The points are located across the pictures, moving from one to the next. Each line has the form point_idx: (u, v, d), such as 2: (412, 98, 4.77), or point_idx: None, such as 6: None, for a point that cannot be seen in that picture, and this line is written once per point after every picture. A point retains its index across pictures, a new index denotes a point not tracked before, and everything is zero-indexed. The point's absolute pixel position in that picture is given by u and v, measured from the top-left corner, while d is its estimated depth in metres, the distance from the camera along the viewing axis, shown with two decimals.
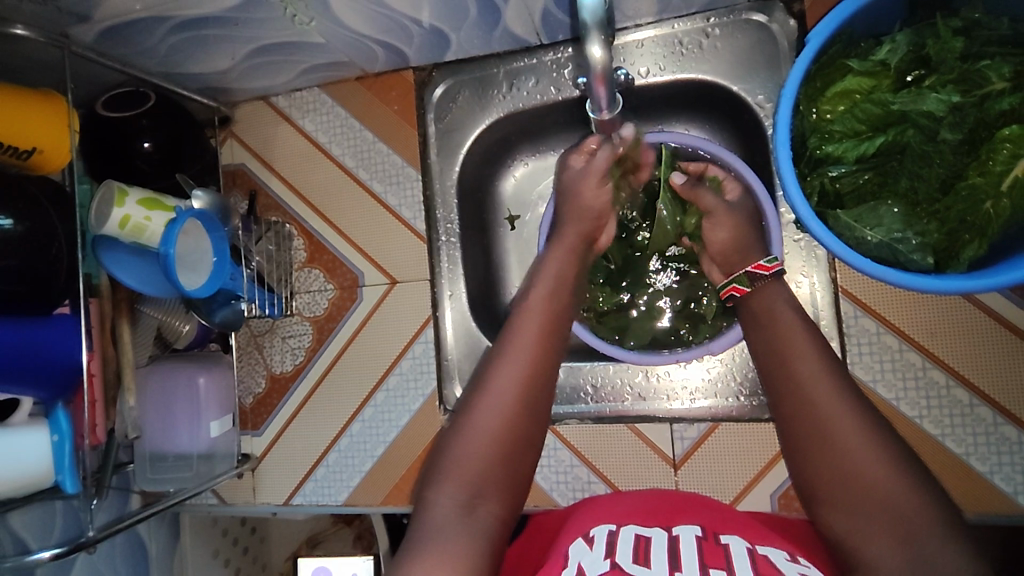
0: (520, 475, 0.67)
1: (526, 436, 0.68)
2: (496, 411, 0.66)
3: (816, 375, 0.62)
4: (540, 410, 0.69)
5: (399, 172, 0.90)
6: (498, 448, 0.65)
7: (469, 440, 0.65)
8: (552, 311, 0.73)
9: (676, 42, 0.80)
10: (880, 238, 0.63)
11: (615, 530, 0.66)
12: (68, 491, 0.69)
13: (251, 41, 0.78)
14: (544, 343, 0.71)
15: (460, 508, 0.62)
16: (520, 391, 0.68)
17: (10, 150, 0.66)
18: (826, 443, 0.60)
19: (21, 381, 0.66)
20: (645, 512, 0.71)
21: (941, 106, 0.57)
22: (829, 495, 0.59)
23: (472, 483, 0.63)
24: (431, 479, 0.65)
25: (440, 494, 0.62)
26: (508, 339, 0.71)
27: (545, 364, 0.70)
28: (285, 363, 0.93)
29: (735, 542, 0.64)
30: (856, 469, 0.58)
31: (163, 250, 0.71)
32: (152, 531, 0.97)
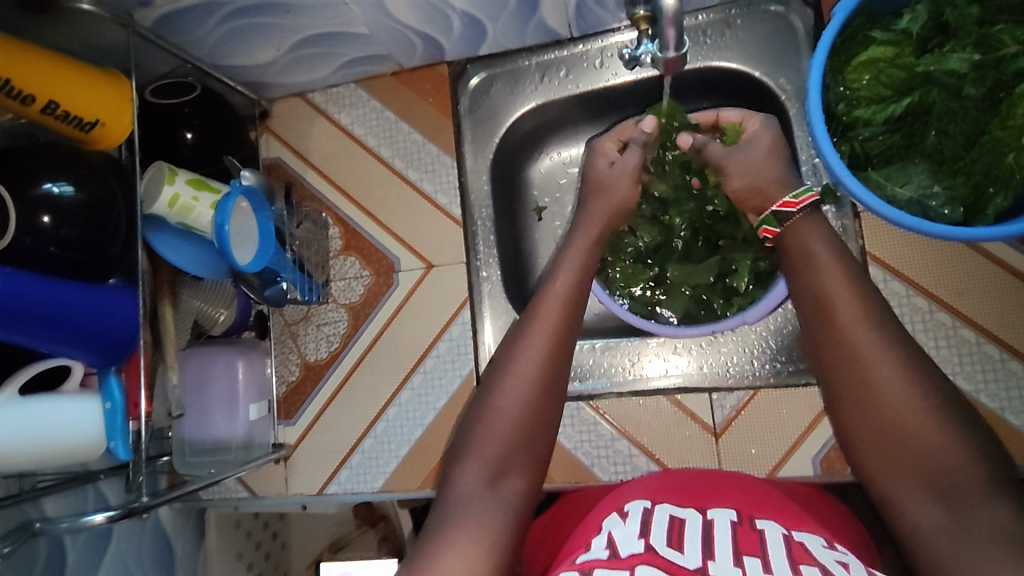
0: (543, 455, 0.66)
1: (549, 413, 0.67)
2: (521, 392, 0.65)
3: (853, 330, 0.60)
4: (561, 391, 0.68)
5: (435, 160, 0.94)
6: (522, 428, 0.64)
7: (492, 420, 0.64)
8: (575, 292, 0.71)
9: (701, 32, 0.85)
10: (911, 194, 0.67)
11: (650, 508, 0.64)
12: (120, 459, 0.69)
13: (298, 31, 0.81)
14: (565, 325, 0.69)
15: (483, 486, 0.62)
16: (542, 373, 0.66)
17: (75, 119, 0.67)
18: (861, 392, 0.59)
19: (78, 344, 0.65)
20: (680, 491, 0.69)
21: (964, 64, 0.62)
22: (866, 444, 0.59)
23: (496, 461, 0.63)
24: (456, 454, 0.65)
25: (463, 472, 0.63)
26: (532, 321, 0.69)
27: (566, 339, 0.68)
28: (320, 350, 0.94)
29: (771, 528, 0.61)
30: (899, 423, 0.57)
31: (217, 223, 0.73)
32: (178, 530, 0.94)
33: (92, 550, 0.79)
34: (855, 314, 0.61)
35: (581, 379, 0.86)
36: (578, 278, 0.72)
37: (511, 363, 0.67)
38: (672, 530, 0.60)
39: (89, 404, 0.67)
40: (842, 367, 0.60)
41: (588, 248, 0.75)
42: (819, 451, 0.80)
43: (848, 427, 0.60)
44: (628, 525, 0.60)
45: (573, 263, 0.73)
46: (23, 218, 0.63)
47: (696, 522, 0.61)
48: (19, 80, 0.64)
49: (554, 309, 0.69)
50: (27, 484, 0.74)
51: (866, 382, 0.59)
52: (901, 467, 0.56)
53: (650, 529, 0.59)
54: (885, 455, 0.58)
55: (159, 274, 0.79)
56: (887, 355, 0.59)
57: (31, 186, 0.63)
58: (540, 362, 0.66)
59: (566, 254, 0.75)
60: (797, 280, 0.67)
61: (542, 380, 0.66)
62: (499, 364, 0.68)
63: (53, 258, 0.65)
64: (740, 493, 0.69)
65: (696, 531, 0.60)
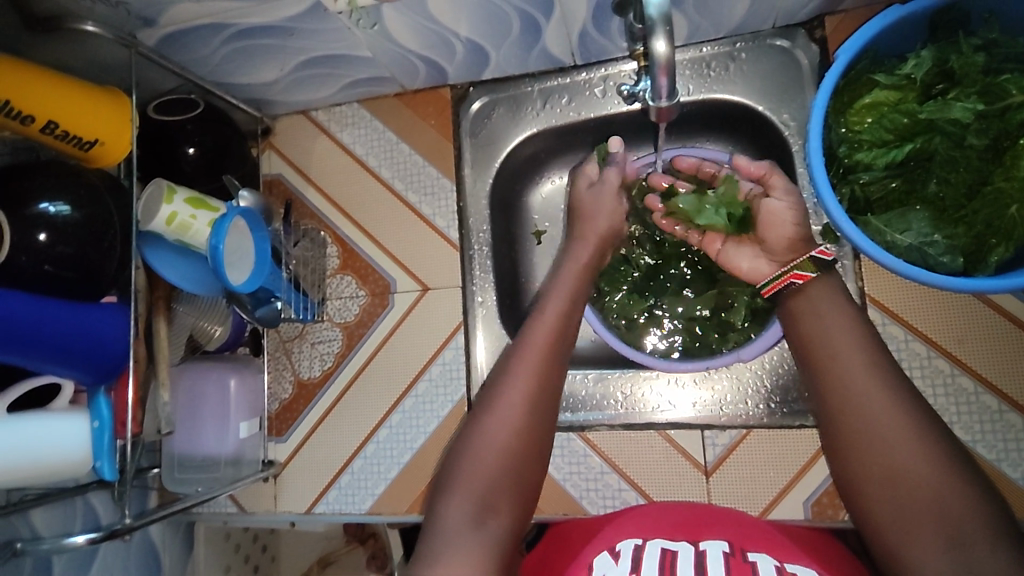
0: (529, 488, 0.66)
1: (537, 443, 0.67)
2: (506, 424, 0.66)
3: (853, 370, 0.62)
4: (545, 426, 0.68)
5: (434, 183, 0.93)
6: (508, 460, 0.65)
7: (480, 449, 0.65)
8: (561, 327, 0.72)
9: (704, 65, 0.84)
10: (910, 241, 0.66)
11: (641, 544, 0.64)
12: (106, 478, 0.69)
13: (301, 53, 0.81)
14: (553, 359, 0.70)
15: (470, 520, 0.61)
16: (528, 406, 0.67)
17: (74, 139, 0.68)
18: (848, 416, 0.61)
19: (68, 363, 0.65)
20: (674, 524, 0.69)
21: (967, 113, 0.61)
22: (869, 486, 0.59)
23: (481, 495, 0.63)
24: (447, 479, 0.65)
25: (449, 506, 0.62)
26: (519, 354, 0.70)
27: (557, 367, 0.70)
28: (313, 368, 0.94)
29: (764, 561, 0.61)
30: (899, 466, 0.57)
31: (212, 244, 0.73)
32: (167, 543, 0.94)
33: (76, 564, 0.79)
34: (852, 348, 0.63)
35: (573, 410, 0.85)
36: (564, 311, 0.73)
37: (498, 392, 0.68)
38: (664, 563, 0.60)
39: (78, 422, 0.67)
40: (831, 392, 0.62)
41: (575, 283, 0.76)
42: (811, 495, 0.78)
43: (837, 450, 0.62)
44: (620, 564, 0.60)
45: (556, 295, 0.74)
46: (18, 236, 0.63)
47: (688, 552, 0.62)
48: (18, 102, 0.63)
49: (539, 342, 0.70)
50: (12, 497, 0.74)
51: (861, 416, 0.60)
52: (885, 492, 0.58)
53: (640, 565, 0.60)
54: (870, 481, 0.59)
55: (155, 290, 0.79)
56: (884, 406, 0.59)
57: (27, 207, 0.64)
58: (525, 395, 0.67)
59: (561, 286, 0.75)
60: (797, 324, 0.68)
61: (527, 412, 0.67)
62: (484, 399, 0.69)
63: (47, 276, 0.65)
64: (728, 527, 0.69)
65: (687, 560, 0.60)
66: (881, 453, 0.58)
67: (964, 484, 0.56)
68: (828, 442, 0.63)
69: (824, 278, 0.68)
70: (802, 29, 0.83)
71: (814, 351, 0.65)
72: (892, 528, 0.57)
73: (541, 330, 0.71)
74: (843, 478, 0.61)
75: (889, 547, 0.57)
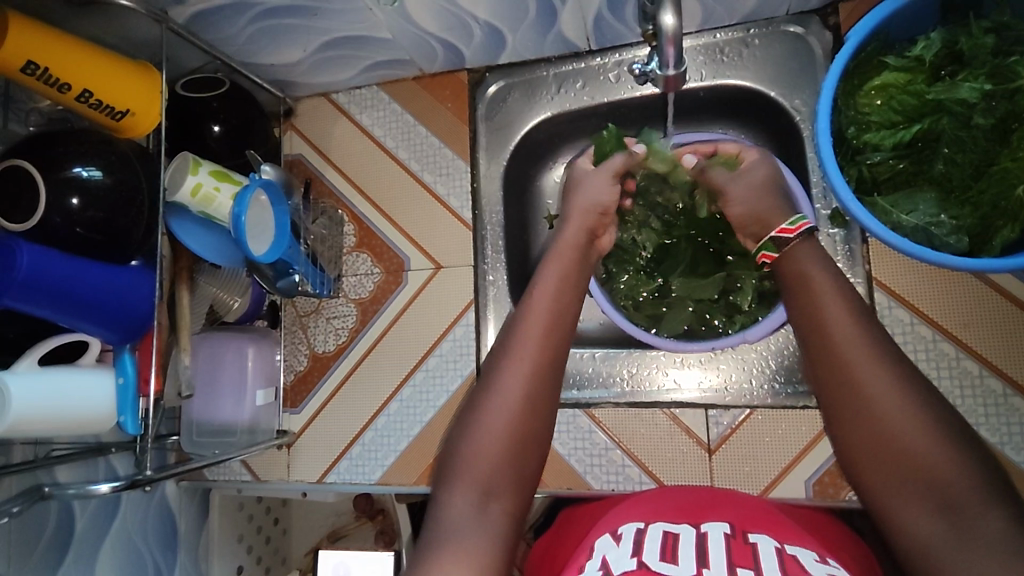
0: (532, 468, 0.68)
1: (544, 400, 0.69)
2: (504, 418, 0.67)
3: (854, 353, 0.62)
4: (544, 410, 0.69)
5: (450, 164, 0.95)
6: (508, 449, 0.66)
7: (490, 413, 0.67)
8: (554, 319, 0.72)
9: (718, 50, 0.86)
10: (916, 221, 0.67)
11: (643, 528, 0.65)
12: (129, 432, 0.72)
13: (324, 33, 0.83)
14: (547, 353, 0.70)
15: (474, 507, 0.64)
16: (525, 401, 0.68)
17: (106, 109, 0.71)
18: (845, 389, 0.62)
19: (96, 320, 0.68)
20: (674, 508, 0.70)
21: (974, 93, 0.62)
22: (869, 464, 0.60)
23: (483, 481, 0.65)
24: (455, 450, 0.67)
25: (452, 498, 0.64)
26: (511, 350, 0.70)
27: (560, 326, 0.72)
28: (328, 342, 0.97)
29: (764, 542, 0.62)
30: (901, 445, 0.58)
31: (234, 213, 0.76)
32: (182, 507, 0.97)
33: (99, 520, 0.83)
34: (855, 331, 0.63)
35: (579, 387, 0.87)
36: (558, 300, 0.73)
37: (506, 354, 0.70)
38: (667, 545, 0.61)
39: (103, 378, 0.70)
40: (830, 371, 0.63)
41: (572, 270, 0.75)
42: (812, 475, 0.79)
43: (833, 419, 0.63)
44: (621, 546, 0.61)
45: (562, 266, 0.75)
46: (53, 199, 0.66)
47: (689, 535, 0.63)
48: (58, 70, 0.66)
49: (530, 339, 0.70)
50: (39, 452, 0.78)
51: (863, 398, 0.60)
52: (881, 465, 0.59)
53: (642, 547, 0.61)
54: (866, 451, 0.60)
55: (178, 261, 0.82)
56: (886, 384, 0.60)
57: (61, 170, 0.67)
58: (522, 389, 0.68)
59: (570, 262, 0.76)
60: (797, 297, 0.68)
61: (524, 406, 0.67)
62: (480, 391, 0.69)
63: (77, 238, 0.68)
64: (731, 507, 0.70)
65: (689, 544, 0.61)
66: (882, 433, 0.59)
67: (965, 462, 0.57)
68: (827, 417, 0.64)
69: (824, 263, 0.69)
70: (816, 16, 0.83)
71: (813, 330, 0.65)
72: (886, 491, 0.59)
73: (534, 325, 0.71)
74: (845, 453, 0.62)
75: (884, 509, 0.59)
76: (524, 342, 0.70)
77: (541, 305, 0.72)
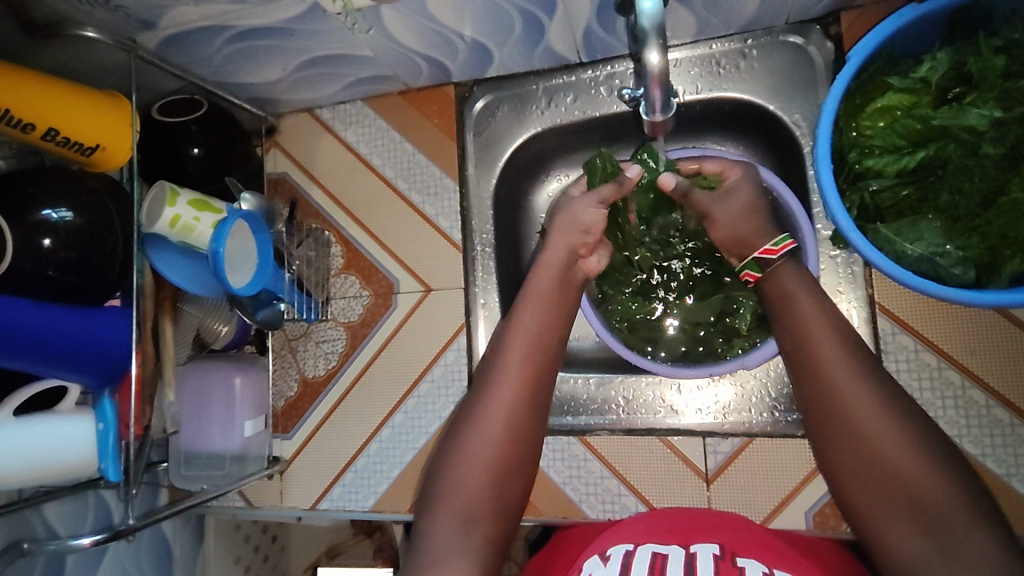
0: (515, 500, 0.65)
1: (532, 422, 0.67)
2: (488, 438, 0.64)
3: (843, 376, 0.59)
4: (530, 436, 0.66)
5: (438, 183, 0.93)
6: (493, 472, 0.63)
7: (475, 435, 0.64)
8: (543, 334, 0.69)
9: (714, 62, 0.82)
10: (920, 251, 0.63)
11: (632, 549, 0.62)
12: (110, 479, 0.70)
13: (303, 53, 0.80)
14: (534, 370, 0.67)
15: (457, 534, 0.60)
16: (511, 421, 0.65)
17: (75, 145, 0.68)
18: (828, 411, 0.59)
19: (72, 367, 0.66)
20: (666, 529, 0.67)
21: (982, 121, 0.59)
22: (865, 495, 0.56)
23: (467, 506, 0.62)
24: (440, 477, 0.64)
25: (433, 524, 0.61)
26: (497, 366, 0.68)
27: (548, 341, 0.69)
28: (318, 367, 0.95)
29: (752, 566, 0.59)
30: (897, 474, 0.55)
31: (213, 249, 0.73)
32: (176, 531, 0.95)
33: (88, 559, 0.81)
34: (841, 352, 0.60)
35: (574, 414, 0.85)
36: (546, 324, 0.70)
37: (492, 371, 0.68)
38: (655, 567, 0.58)
39: (83, 424, 0.68)
40: (818, 396, 0.59)
41: (558, 282, 0.73)
42: (814, 505, 0.77)
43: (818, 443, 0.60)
44: (608, 567, 0.58)
45: (549, 277, 0.73)
46: (23, 243, 0.63)
47: (678, 556, 0.60)
48: (18, 109, 0.63)
49: (516, 360, 0.67)
50: (25, 493, 0.74)
51: (853, 423, 0.57)
52: (880, 498, 0.55)
53: (631, 569, 0.58)
54: (862, 481, 0.56)
55: (160, 291, 0.79)
56: (882, 406, 0.57)
57: (30, 213, 0.64)
58: (506, 414, 0.65)
59: (553, 281, 0.73)
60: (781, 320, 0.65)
61: (508, 433, 0.64)
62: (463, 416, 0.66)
63: (50, 281, 0.65)
64: (726, 530, 0.67)
65: (679, 565, 0.58)
66: (876, 460, 0.56)
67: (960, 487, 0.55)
68: (819, 445, 0.60)
69: (812, 286, 0.67)
70: (817, 25, 0.79)
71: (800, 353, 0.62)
72: (871, 519, 0.56)
73: (520, 339, 0.68)
74: (841, 486, 0.58)
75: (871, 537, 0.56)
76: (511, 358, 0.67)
77: (529, 323, 0.70)
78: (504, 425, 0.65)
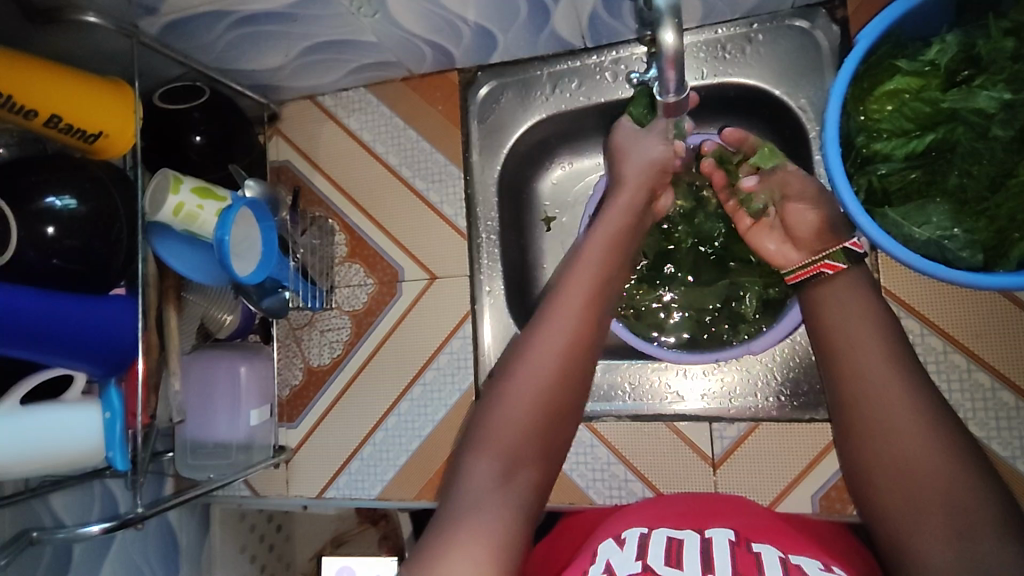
0: (554, 449, 0.67)
1: (578, 378, 0.68)
2: (535, 389, 0.66)
3: (869, 360, 0.62)
4: (575, 389, 0.68)
5: (442, 170, 0.92)
6: (536, 425, 0.65)
7: (524, 382, 0.66)
8: (598, 289, 0.70)
9: (720, 47, 0.82)
10: (928, 234, 0.63)
11: (647, 533, 0.62)
12: (118, 469, 0.70)
13: (306, 38, 0.79)
14: (586, 326, 0.69)
15: (498, 479, 0.61)
16: (559, 374, 0.67)
17: (78, 132, 0.67)
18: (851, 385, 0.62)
19: (78, 357, 0.65)
20: (679, 513, 0.68)
21: (992, 103, 0.59)
22: (877, 474, 0.59)
23: (509, 455, 0.63)
24: (482, 425, 0.65)
25: (474, 469, 0.62)
26: (549, 316, 0.69)
27: (604, 299, 0.71)
28: (323, 356, 0.95)
29: (767, 551, 0.59)
30: (909, 458, 0.58)
31: (218, 237, 0.72)
32: (183, 523, 0.95)
33: (95, 548, 0.80)
34: (870, 336, 0.63)
35: None
36: (602, 279, 0.71)
37: (543, 321, 0.69)
38: (670, 550, 0.58)
39: (90, 413, 0.68)
40: (845, 378, 0.63)
41: (620, 236, 0.73)
42: (819, 488, 0.78)
43: (839, 418, 0.63)
44: (625, 550, 0.59)
45: (608, 228, 0.73)
46: (26, 231, 0.63)
47: (693, 541, 0.60)
48: (22, 96, 0.63)
49: (568, 313, 0.68)
50: (31, 483, 0.75)
51: (877, 406, 0.60)
52: (893, 478, 0.58)
53: (646, 552, 0.58)
54: (877, 461, 0.59)
55: (164, 279, 0.79)
56: (898, 397, 0.60)
57: (33, 201, 0.64)
58: (556, 365, 0.67)
59: (607, 231, 0.73)
60: (826, 291, 0.68)
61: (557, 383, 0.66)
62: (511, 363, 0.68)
63: (54, 270, 0.64)
64: (734, 515, 0.67)
65: (694, 548, 0.59)
66: (891, 441, 0.59)
67: (964, 475, 0.56)
68: (839, 423, 0.63)
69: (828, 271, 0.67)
70: (822, 9, 0.79)
71: (835, 333, 0.65)
72: (882, 499, 0.59)
73: (575, 293, 0.69)
74: (856, 464, 0.62)
75: (878, 515, 0.59)
76: (565, 310, 0.69)
77: (584, 277, 0.70)
78: (551, 375, 0.66)
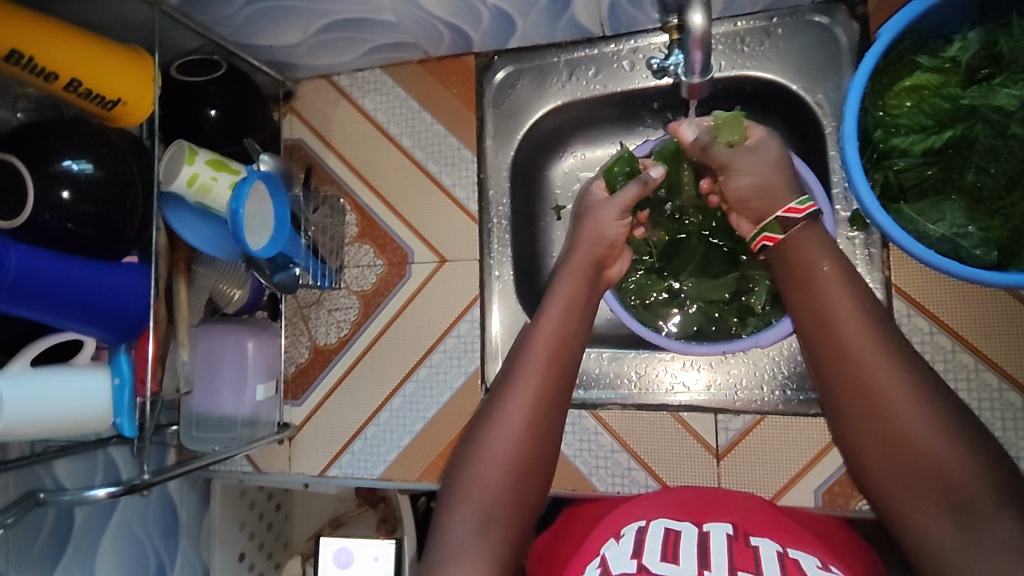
0: (538, 483, 0.67)
1: (552, 425, 0.68)
2: (508, 440, 0.65)
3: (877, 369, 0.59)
4: (552, 437, 0.68)
5: (455, 154, 0.92)
6: (513, 473, 0.64)
7: (497, 434, 0.66)
8: (565, 337, 0.71)
9: (738, 39, 0.82)
10: (943, 231, 0.63)
11: (644, 526, 0.62)
12: (126, 434, 0.71)
13: (326, 16, 0.79)
14: (553, 374, 0.69)
15: (474, 533, 0.61)
16: (531, 423, 0.66)
17: (97, 98, 0.67)
18: (857, 392, 0.60)
19: (91, 321, 0.66)
20: (677, 505, 0.68)
21: (1012, 100, 0.59)
22: (898, 490, 0.57)
23: (484, 508, 0.63)
24: (456, 475, 0.66)
25: (451, 524, 0.62)
26: (518, 368, 0.69)
27: (570, 346, 0.71)
28: (330, 335, 0.95)
29: (766, 545, 0.59)
30: (935, 463, 0.55)
31: (231, 208, 0.72)
32: (184, 497, 0.95)
33: (98, 514, 0.80)
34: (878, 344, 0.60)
35: (586, 388, 0.86)
36: (566, 325, 0.72)
37: (512, 373, 0.69)
38: (668, 544, 0.59)
39: (99, 378, 0.68)
40: (853, 395, 0.59)
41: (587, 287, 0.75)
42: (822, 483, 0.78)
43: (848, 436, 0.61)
44: (621, 545, 0.59)
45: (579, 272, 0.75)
46: (42, 194, 0.63)
47: (691, 533, 0.61)
48: (43, 58, 0.63)
49: (540, 356, 0.69)
50: (36, 449, 0.75)
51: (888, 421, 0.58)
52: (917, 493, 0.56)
53: (643, 547, 0.58)
54: (898, 477, 0.57)
55: (175, 251, 0.79)
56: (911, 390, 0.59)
57: (50, 164, 0.63)
58: (526, 417, 0.66)
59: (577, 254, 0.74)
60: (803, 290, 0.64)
61: (530, 431, 0.66)
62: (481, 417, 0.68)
63: (68, 234, 0.64)
64: (734, 506, 0.68)
65: (691, 541, 0.59)
66: (912, 454, 0.56)
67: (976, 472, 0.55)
68: (849, 442, 0.61)
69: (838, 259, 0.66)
70: (843, 5, 0.79)
71: (828, 354, 0.61)
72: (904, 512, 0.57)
73: (542, 343, 0.70)
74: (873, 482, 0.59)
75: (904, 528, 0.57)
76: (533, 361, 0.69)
77: (550, 325, 0.71)
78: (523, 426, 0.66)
